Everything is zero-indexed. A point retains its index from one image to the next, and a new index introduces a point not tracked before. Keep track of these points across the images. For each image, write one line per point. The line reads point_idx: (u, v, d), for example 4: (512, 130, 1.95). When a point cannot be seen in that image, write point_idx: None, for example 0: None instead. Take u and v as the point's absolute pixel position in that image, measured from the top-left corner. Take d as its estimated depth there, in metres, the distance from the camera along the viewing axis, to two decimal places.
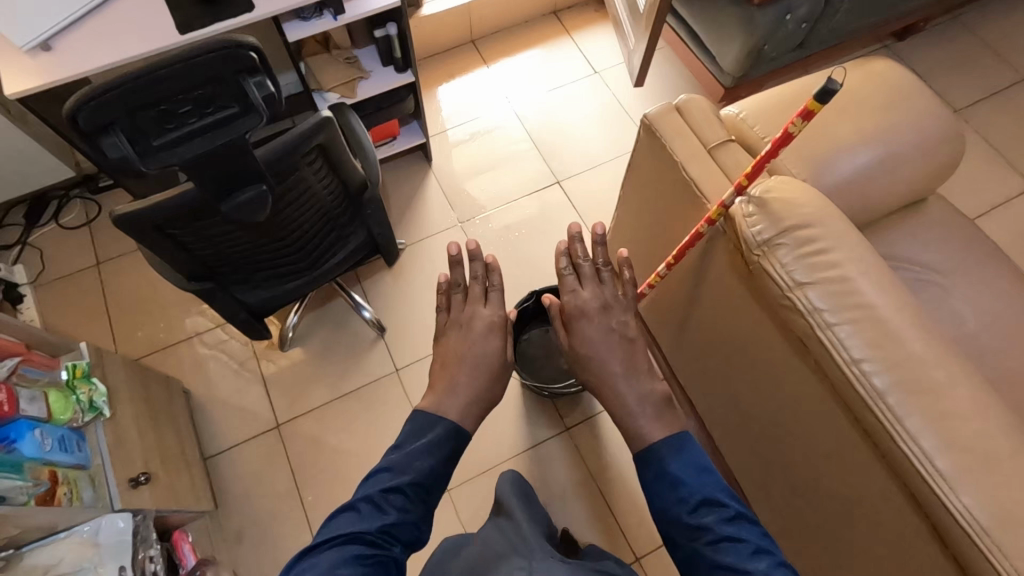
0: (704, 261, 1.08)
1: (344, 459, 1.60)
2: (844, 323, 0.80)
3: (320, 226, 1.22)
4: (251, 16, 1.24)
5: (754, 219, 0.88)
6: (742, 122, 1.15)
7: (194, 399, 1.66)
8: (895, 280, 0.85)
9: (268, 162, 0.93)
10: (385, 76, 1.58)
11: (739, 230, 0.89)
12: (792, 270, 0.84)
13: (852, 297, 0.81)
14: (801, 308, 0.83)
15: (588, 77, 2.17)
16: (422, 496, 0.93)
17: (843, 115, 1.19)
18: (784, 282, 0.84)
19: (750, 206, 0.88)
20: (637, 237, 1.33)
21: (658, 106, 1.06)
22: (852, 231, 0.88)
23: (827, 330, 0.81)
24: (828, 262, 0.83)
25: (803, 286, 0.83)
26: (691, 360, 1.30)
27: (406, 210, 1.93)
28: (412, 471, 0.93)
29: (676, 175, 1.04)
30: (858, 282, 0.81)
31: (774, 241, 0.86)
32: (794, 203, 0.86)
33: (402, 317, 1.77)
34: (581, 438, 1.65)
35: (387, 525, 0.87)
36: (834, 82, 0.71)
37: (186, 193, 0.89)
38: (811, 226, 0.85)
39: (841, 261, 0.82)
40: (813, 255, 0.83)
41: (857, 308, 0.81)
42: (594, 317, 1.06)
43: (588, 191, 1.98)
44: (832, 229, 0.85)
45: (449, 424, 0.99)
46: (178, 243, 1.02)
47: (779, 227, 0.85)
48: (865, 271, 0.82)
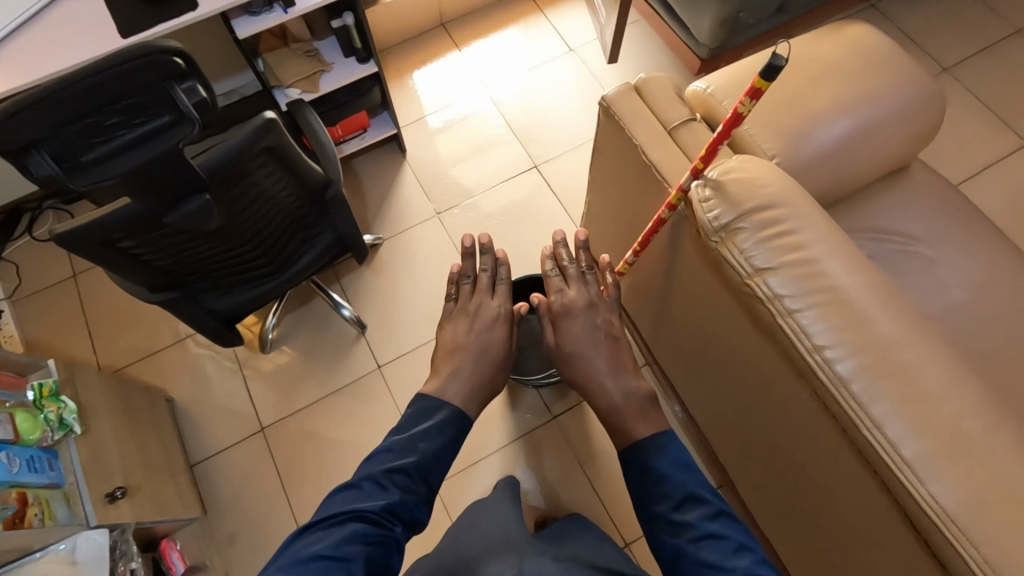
0: (673, 247, 1.04)
1: (333, 460, 1.59)
2: (808, 308, 0.77)
3: (281, 228, 1.18)
4: (195, 16, 1.18)
5: (712, 204, 0.83)
6: (711, 97, 1.15)
7: (180, 406, 1.65)
8: (863, 259, 0.81)
9: (211, 171, 0.89)
10: (347, 67, 1.53)
11: (697, 215, 0.85)
12: (752, 256, 0.80)
13: (812, 278, 0.77)
14: (762, 295, 0.79)
15: (565, 55, 2.10)
16: (423, 476, 0.93)
17: (813, 88, 1.16)
18: (743, 268, 0.80)
19: (707, 190, 0.84)
20: (611, 221, 1.28)
21: (617, 86, 1.00)
22: (817, 209, 0.84)
23: (789, 316, 0.77)
24: (792, 244, 0.78)
25: (764, 272, 0.79)
26: (670, 346, 1.27)
27: (383, 204, 1.88)
28: (417, 452, 0.93)
29: (637, 159, 0.99)
30: (822, 263, 0.78)
31: (732, 226, 0.81)
32: (755, 184, 0.82)
33: (385, 313, 1.74)
34: (568, 429, 1.64)
35: (390, 505, 0.87)
36: (781, 57, 0.64)
37: (124, 208, 0.85)
38: (776, 207, 0.80)
39: (805, 243, 0.78)
40: (777, 238, 0.79)
41: (823, 291, 0.77)
42: (579, 315, 1.05)
43: (568, 174, 1.93)
44: (798, 209, 0.80)
45: (453, 410, 1.00)
46: (132, 259, 0.99)
47: (738, 211, 0.80)
48: (831, 253, 0.79)
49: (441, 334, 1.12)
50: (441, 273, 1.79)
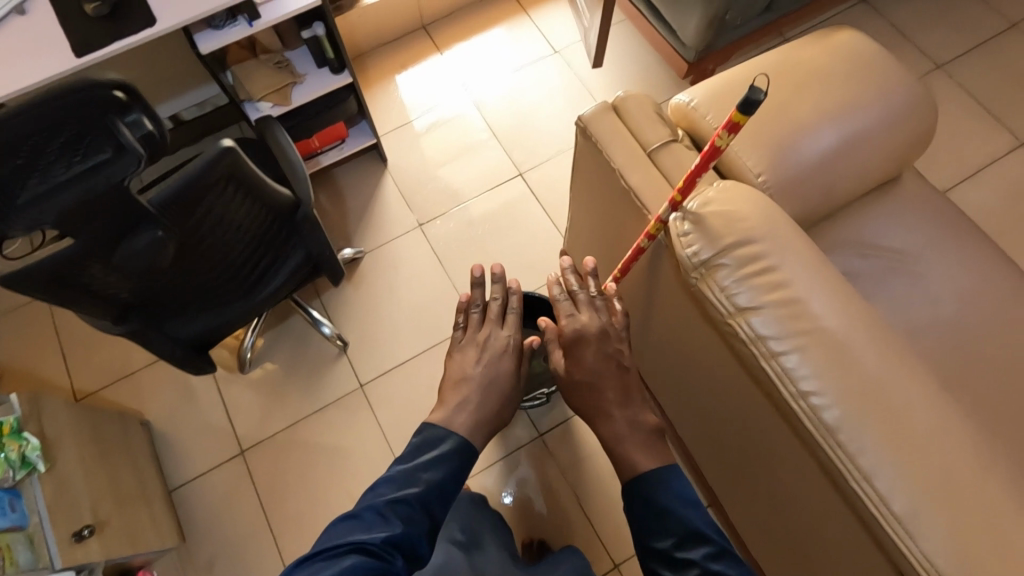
0: (654, 272, 0.99)
1: (316, 482, 1.56)
2: (791, 351, 0.71)
3: (250, 254, 1.13)
4: (153, 31, 1.12)
5: (691, 238, 0.77)
6: (694, 111, 1.11)
7: (156, 429, 1.60)
8: (850, 294, 0.76)
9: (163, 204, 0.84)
10: (320, 78, 1.48)
11: (676, 251, 0.79)
12: (734, 294, 0.74)
13: (797, 320, 0.72)
14: (744, 335, 0.75)
15: (549, 57, 2.04)
16: (428, 509, 0.85)
17: (799, 100, 1.11)
18: (724, 308, 0.75)
19: (686, 224, 0.78)
20: (589, 241, 1.24)
21: (593, 106, 0.96)
22: (801, 238, 0.79)
23: (773, 360, 0.72)
24: (775, 282, 0.73)
25: (746, 311, 0.74)
26: (656, 368, 1.22)
27: (364, 215, 1.83)
28: (421, 482, 0.86)
29: (616, 183, 0.94)
30: (808, 302, 0.73)
31: (712, 262, 0.76)
32: (734, 217, 0.75)
33: (366, 329, 1.70)
34: (554, 446, 1.60)
35: (392, 537, 0.79)
36: (760, 92, 0.59)
37: (63, 249, 0.81)
38: (756, 243, 0.75)
39: (790, 281, 0.73)
40: (761, 275, 0.74)
41: (808, 332, 0.72)
42: (592, 343, 0.96)
43: (553, 181, 1.87)
44: (778, 237, 0.75)
45: (460, 439, 0.92)
46: (83, 297, 0.93)
47: (718, 247, 0.75)
48: (818, 289, 0.74)
49: (448, 364, 1.04)
50: (423, 286, 1.74)
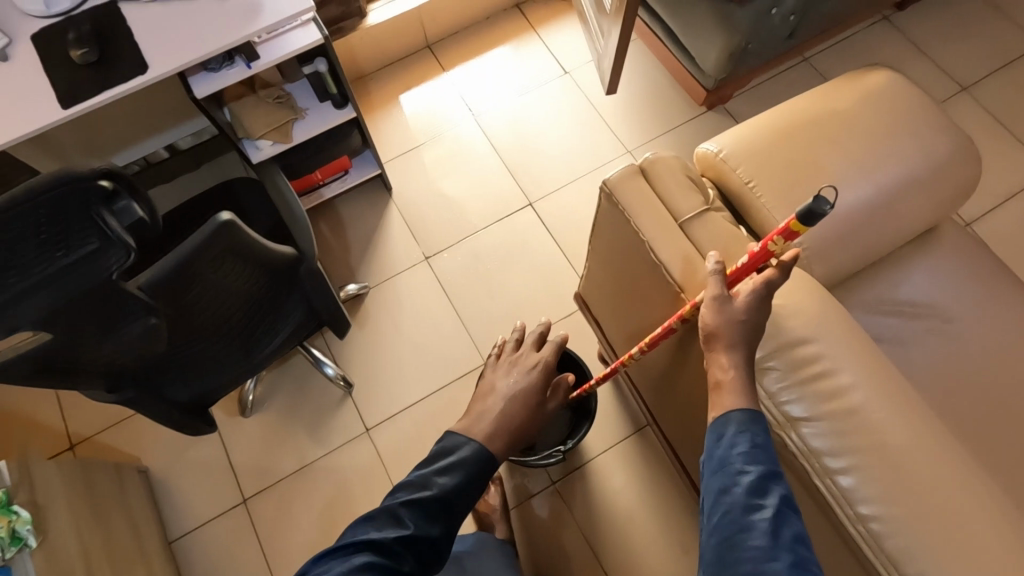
0: (681, 344, 0.92)
1: (319, 532, 1.50)
2: (849, 471, 0.64)
3: (248, 314, 1.05)
4: (146, 78, 1.05)
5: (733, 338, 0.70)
6: (723, 162, 1.05)
7: (154, 476, 1.54)
8: (909, 399, 0.68)
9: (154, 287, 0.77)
10: (323, 113, 1.41)
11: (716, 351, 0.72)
12: (784, 403, 0.67)
13: (857, 435, 0.65)
14: (794, 447, 0.67)
15: (558, 78, 1.96)
16: (442, 515, 0.82)
17: (834, 151, 1.05)
18: (773, 416, 0.68)
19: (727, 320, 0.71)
20: (606, 295, 1.17)
21: (620, 169, 0.89)
22: (854, 336, 0.71)
23: (828, 478, 0.65)
24: (830, 390, 0.66)
25: (798, 422, 0.66)
26: (677, 428, 1.16)
27: (368, 248, 1.76)
28: (435, 486, 0.83)
29: (644, 254, 0.88)
30: (866, 414, 0.65)
31: (760, 365, 0.69)
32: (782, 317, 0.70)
33: (371, 368, 1.64)
34: (569, 491, 1.49)
35: (403, 537, 0.76)
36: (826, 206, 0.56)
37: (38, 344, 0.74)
38: (808, 345, 0.68)
39: (847, 390, 0.66)
40: (814, 381, 0.67)
41: (868, 448, 0.64)
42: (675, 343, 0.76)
43: (564, 211, 1.80)
44: (835, 345, 0.69)
45: (476, 447, 0.88)
46: (69, 382, 0.86)
47: None
48: (880, 398, 0.66)
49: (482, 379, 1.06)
50: (430, 324, 1.68)
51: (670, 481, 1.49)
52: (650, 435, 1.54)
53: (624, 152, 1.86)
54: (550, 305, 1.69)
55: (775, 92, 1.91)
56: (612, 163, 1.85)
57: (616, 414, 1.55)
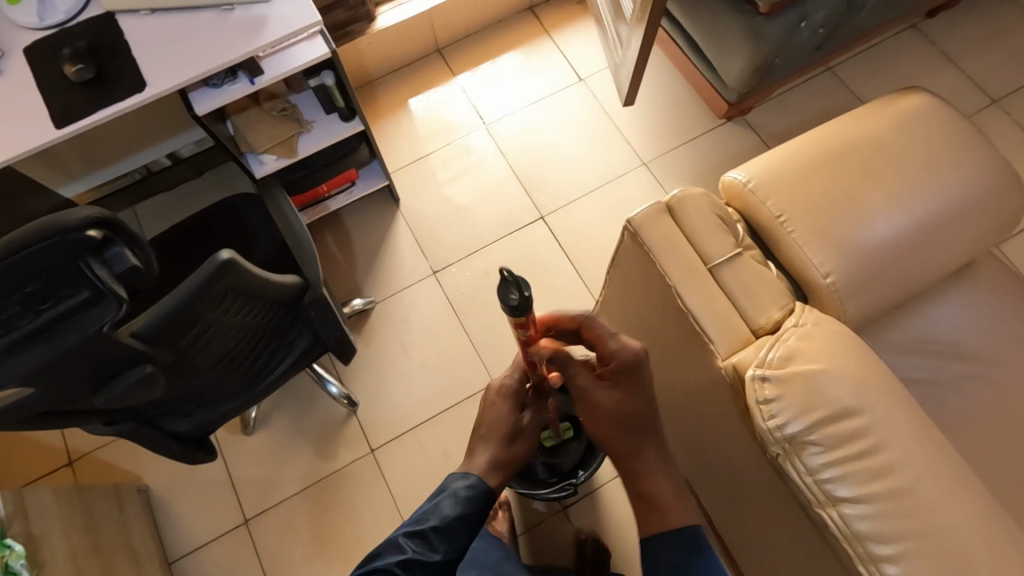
0: (704, 391, 0.88)
1: (322, 556, 1.46)
2: (898, 557, 0.59)
3: (251, 346, 1.00)
4: (144, 97, 1.00)
5: (772, 407, 0.65)
6: (751, 194, 1.00)
7: (154, 495, 1.51)
8: (958, 476, 0.63)
9: (152, 329, 0.73)
10: (329, 126, 1.35)
11: (751, 418, 0.66)
12: (826, 479, 0.62)
13: (906, 519, 0.60)
14: (834, 526, 0.63)
15: (573, 85, 1.90)
16: (449, 540, 0.76)
17: (872, 183, 0.99)
18: (812, 491, 0.63)
19: (766, 386, 0.65)
20: (623, 327, 1.12)
21: (645, 206, 0.84)
22: (901, 405, 0.66)
23: (872, 563, 0.60)
24: (878, 468, 0.61)
25: (840, 500, 0.62)
26: (696, 466, 1.11)
27: (375, 260, 1.71)
28: (437, 515, 0.77)
29: (670, 298, 0.83)
30: (914, 495, 0.61)
31: (801, 438, 0.64)
32: (824, 382, 0.65)
33: (377, 387, 1.59)
34: (580, 519, 1.45)
35: (404, 563, 0.72)
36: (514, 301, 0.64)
37: (26, 394, 0.71)
38: (852, 415, 0.63)
39: (894, 467, 0.61)
40: (861, 458, 0.62)
41: (918, 534, 0.59)
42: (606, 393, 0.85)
43: (577, 226, 1.74)
44: (880, 414, 0.64)
45: (474, 477, 0.80)
46: (63, 426, 0.82)
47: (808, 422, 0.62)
48: (931, 477, 0.62)
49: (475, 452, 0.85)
50: (438, 341, 1.63)
51: None
52: None
53: (640, 164, 1.79)
54: None
55: (797, 103, 1.84)
56: (627, 175, 1.79)
57: None
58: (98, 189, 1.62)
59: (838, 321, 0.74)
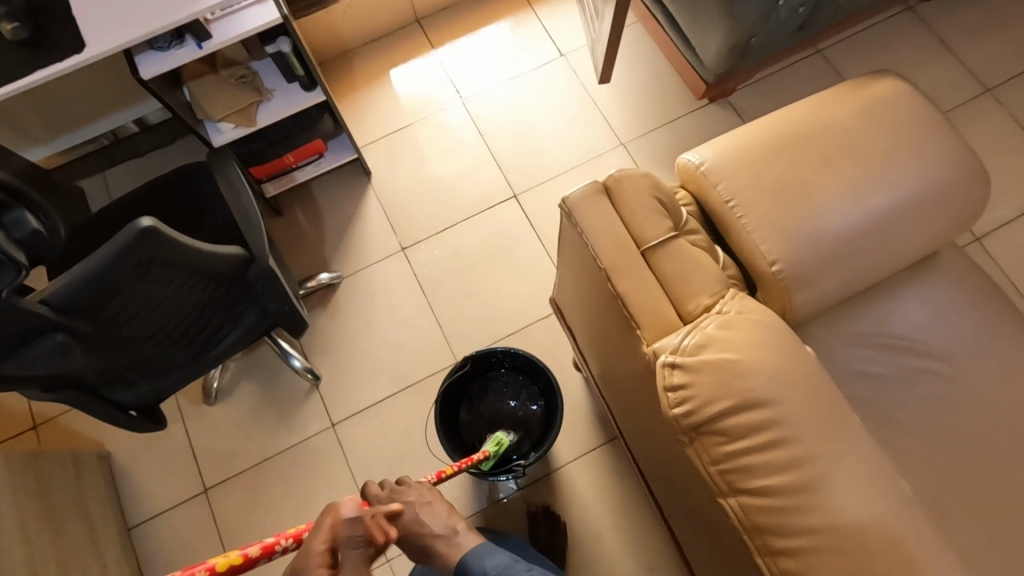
0: (639, 378, 0.86)
1: (278, 529, 1.47)
2: (800, 551, 0.58)
3: (192, 317, 0.99)
4: (82, 59, 0.98)
5: (682, 397, 0.63)
6: (704, 177, 0.97)
7: (116, 462, 1.52)
8: (870, 472, 0.62)
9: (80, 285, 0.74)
10: (290, 95, 1.32)
11: (663, 407, 0.65)
12: (734, 472, 0.61)
13: (810, 513, 0.59)
14: (740, 519, 0.62)
15: (553, 61, 1.85)
16: None
17: (828, 170, 0.96)
18: (720, 484, 0.62)
19: (676, 374, 0.63)
20: (576, 311, 1.10)
21: (582, 186, 0.81)
22: (823, 400, 0.65)
23: (774, 556, 0.60)
24: (785, 461, 0.60)
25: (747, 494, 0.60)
26: (645, 451, 1.10)
27: (344, 235, 1.69)
28: None
29: (603, 283, 0.81)
30: (821, 490, 0.59)
31: (710, 428, 0.62)
32: (737, 370, 0.62)
33: (340, 363, 1.59)
34: (537, 499, 1.45)
35: None
36: None
37: None
38: (763, 408, 0.61)
39: (801, 460, 0.60)
40: (770, 449, 0.60)
41: (822, 529, 0.58)
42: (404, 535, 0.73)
43: (551, 206, 1.71)
44: (793, 406, 0.62)
45: None
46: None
47: (717, 413, 0.61)
48: (842, 470, 0.60)
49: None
50: (403, 319, 1.62)
51: (639, 496, 1.44)
52: (621, 446, 1.48)
53: (618, 145, 1.75)
54: (529, 305, 1.62)
55: (783, 86, 1.79)
56: (604, 156, 1.75)
57: (588, 423, 1.50)
58: (64, 155, 1.60)
59: (768, 308, 0.72)
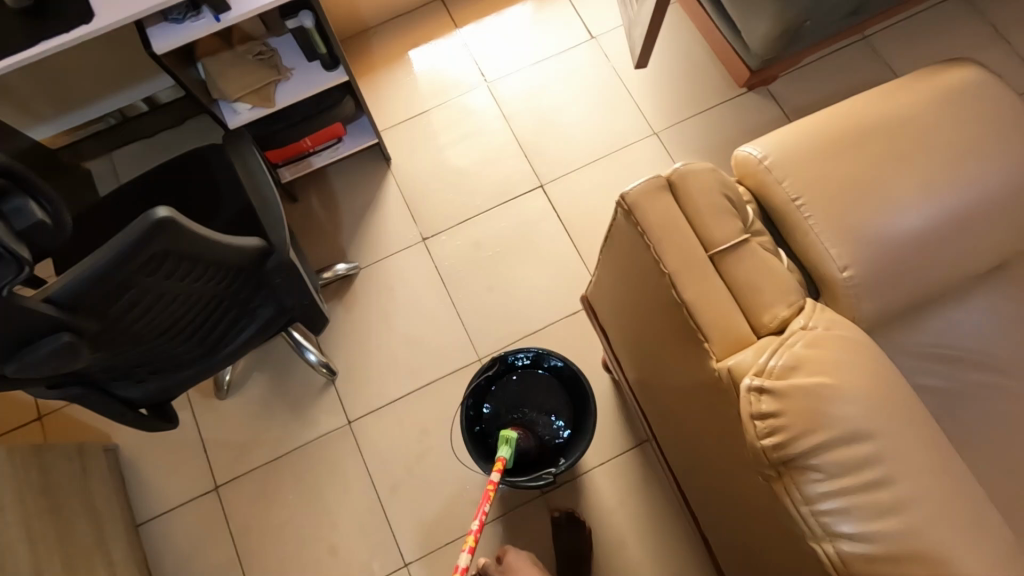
0: (696, 390, 0.79)
1: (290, 529, 1.41)
2: None
3: (206, 311, 0.91)
4: (91, 29, 0.90)
5: (770, 425, 0.56)
6: (766, 172, 0.88)
7: (124, 455, 1.46)
8: (970, 515, 0.55)
9: (82, 281, 0.67)
10: (310, 74, 1.24)
11: (746, 435, 0.57)
12: (828, 514, 0.54)
13: (915, 564, 0.52)
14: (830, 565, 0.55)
15: (584, 44, 1.76)
16: None
17: (902, 166, 0.87)
18: (811, 525, 0.55)
19: (764, 400, 0.56)
20: (618, 314, 1.03)
21: (643, 180, 0.73)
22: (922, 431, 0.57)
23: None
24: (885, 502, 0.53)
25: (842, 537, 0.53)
26: (687, 463, 1.03)
27: (362, 223, 1.62)
28: None
29: (665, 290, 0.73)
30: (924, 536, 0.52)
31: (801, 461, 0.55)
32: (827, 397, 0.55)
33: (357, 357, 1.52)
34: (563, 505, 1.38)
35: None
36: None
37: None
38: (860, 441, 0.54)
39: (901, 501, 0.53)
40: (870, 489, 0.53)
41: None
42: None
43: (579, 197, 1.63)
44: (886, 441, 0.55)
45: None
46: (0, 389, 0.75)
47: (812, 445, 0.53)
48: (941, 514, 0.53)
49: None
50: (423, 313, 1.55)
51: (669, 504, 1.37)
52: (650, 451, 1.41)
53: (650, 134, 1.66)
54: (555, 301, 1.54)
55: (826, 74, 1.69)
56: (636, 145, 1.66)
57: (616, 426, 1.43)
58: (71, 133, 1.52)
59: (846, 325, 0.65)
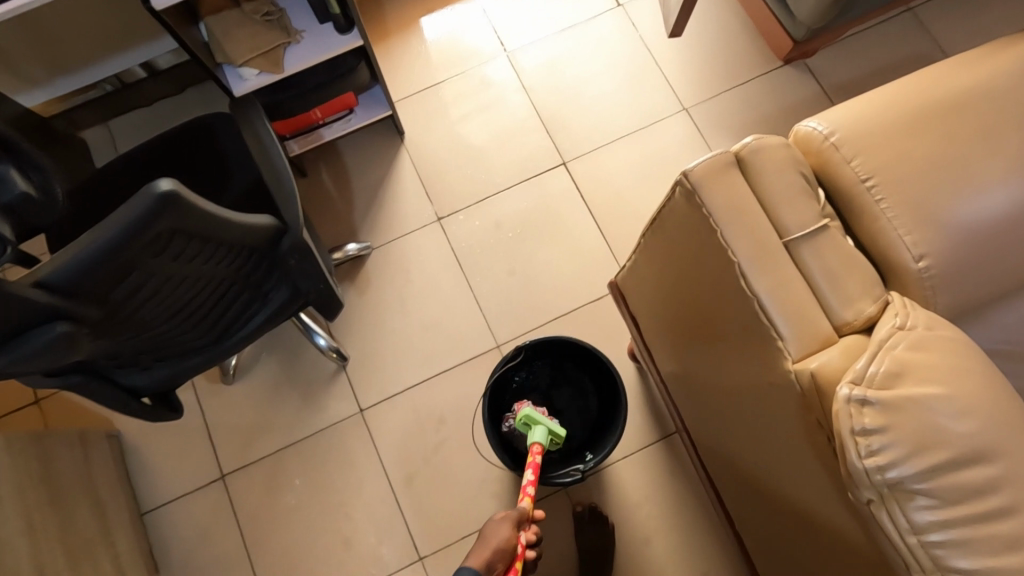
0: (757, 387, 0.74)
1: (300, 519, 1.35)
2: None
3: (214, 296, 0.84)
4: None
5: (874, 444, 0.56)
6: (832, 149, 0.80)
7: (127, 442, 1.40)
8: None
9: (78, 265, 0.59)
10: (323, 38, 1.14)
11: (845, 456, 0.58)
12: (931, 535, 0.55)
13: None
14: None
15: (610, 11, 1.65)
16: None
17: (985, 145, 0.79)
18: (911, 544, 0.56)
19: (866, 415, 0.57)
20: (658, 302, 0.96)
21: (707, 158, 0.69)
22: None
23: None
24: (996, 528, 0.54)
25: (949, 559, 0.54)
26: (728, 462, 0.97)
27: (375, 200, 1.53)
28: None
29: (730, 277, 0.70)
30: None
31: (905, 484, 0.56)
32: (936, 421, 0.56)
33: (370, 342, 1.45)
34: (586, 499, 1.32)
35: None
36: None
37: None
38: (973, 465, 0.56)
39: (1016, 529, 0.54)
40: (979, 522, 0.54)
41: None
42: None
43: (604, 175, 1.54)
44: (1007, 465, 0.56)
45: None
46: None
47: (921, 469, 0.55)
48: None
49: None
50: (439, 297, 1.47)
51: (696, 499, 1.31)
52: (678, 444, 1.35)
53: (680, 110, 1.57)
54: (577, 286, 1.47)
55: (869, 49, 1.59)
56: (664, 121, 1.56)
57: (642, 418, 1.36)
58: (64, 100, 1.43)
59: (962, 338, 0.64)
